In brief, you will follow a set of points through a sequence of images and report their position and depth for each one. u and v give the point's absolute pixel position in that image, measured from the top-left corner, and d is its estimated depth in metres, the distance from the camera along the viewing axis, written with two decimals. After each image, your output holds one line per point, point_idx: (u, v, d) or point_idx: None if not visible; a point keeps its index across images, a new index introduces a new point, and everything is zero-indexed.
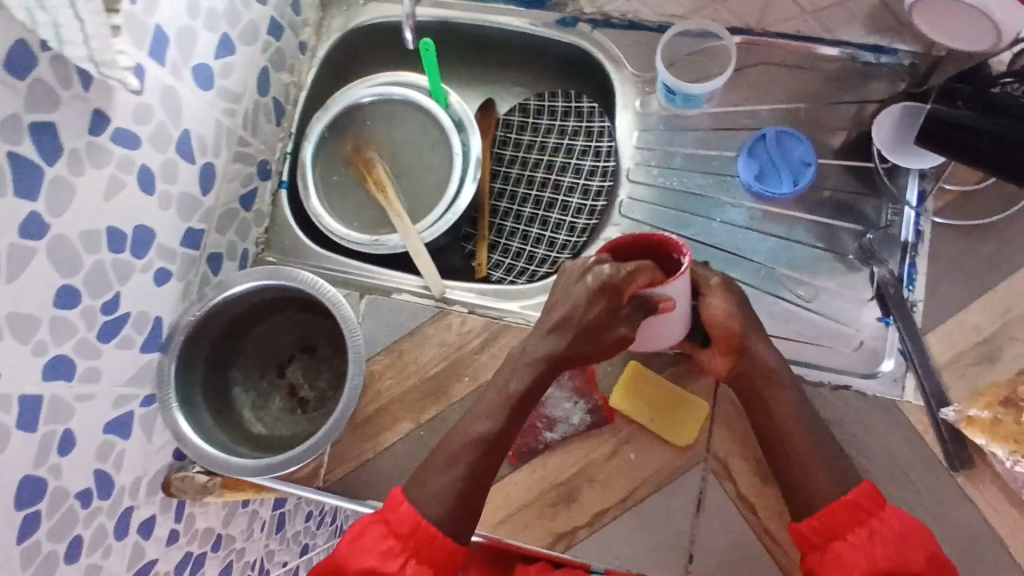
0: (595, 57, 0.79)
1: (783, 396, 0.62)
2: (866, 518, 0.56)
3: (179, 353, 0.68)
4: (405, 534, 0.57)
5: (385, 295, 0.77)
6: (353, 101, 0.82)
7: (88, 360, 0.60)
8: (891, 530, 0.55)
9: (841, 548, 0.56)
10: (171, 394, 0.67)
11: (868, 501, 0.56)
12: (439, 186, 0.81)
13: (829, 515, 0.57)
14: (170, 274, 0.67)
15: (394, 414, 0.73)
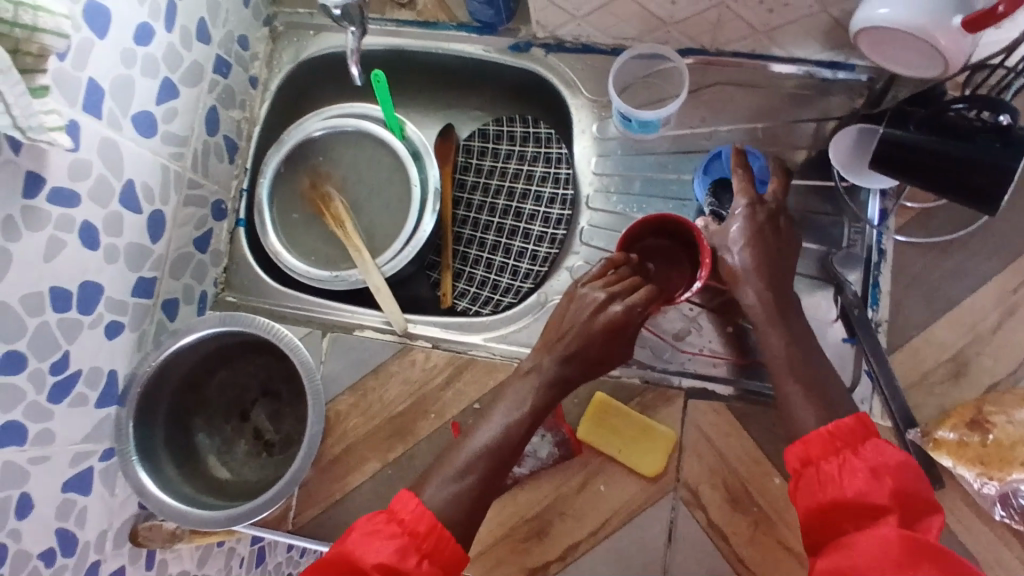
0: (550, 82, 0.78)
1: (774, 335, 0.61)
2: (844, 449, 0.51)
3: (136, 407, 0.67)
4: (421, 533, 0.52)
5: (347, 332, 0.76)
6: (307, 135, 0.81)
7: (39, 423, 0.59)
8: (865, 462, 0.50)
9: (813, 476, 0.52)
10: (131, 446, 0.66)
11: (855, 430, 0.52)
12: (400, 217, 0.80)
13: (810, 443, 0.53)
14: (123, 325, 0.66)
15: (362, 453, 0.73)
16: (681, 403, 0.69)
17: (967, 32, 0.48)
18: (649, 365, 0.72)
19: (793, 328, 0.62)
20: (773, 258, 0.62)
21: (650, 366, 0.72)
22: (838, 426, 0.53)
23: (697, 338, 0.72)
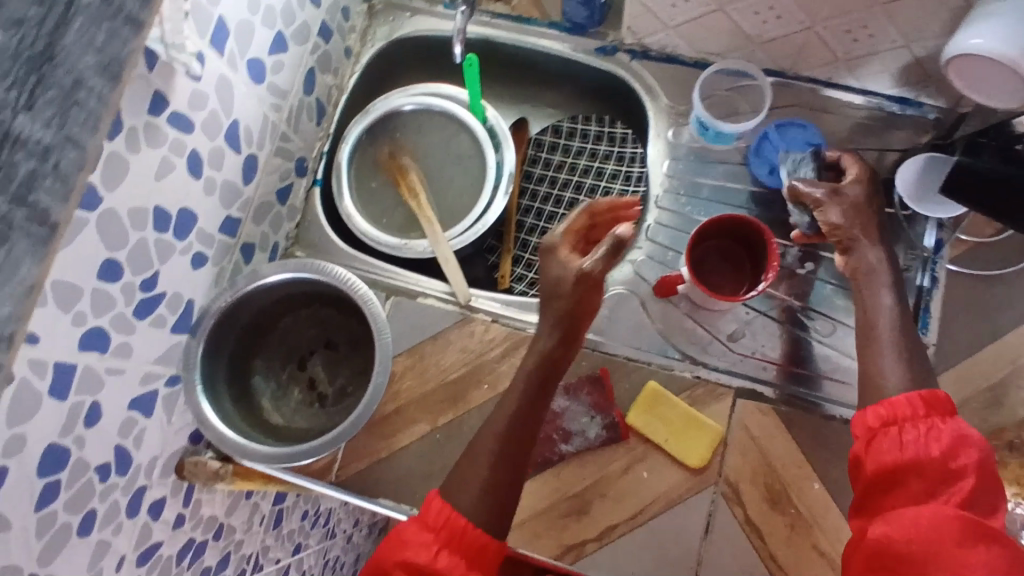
0: (630, 86, 0.82)
1: (877, 295, 0.63)
2: (927, 419, 0.54)
3: (207, 338, 0.69)
4: (440, 528, 0.55)
5: (410, 298, 0.78)
6: (393, 108, 0.85)
7: (121, 335, 0.60)
8: (950, 435, 0.53)
9: (893, 435, 0.54)
10: (196, 377, 0.67)
11: (938, 404, 0.55)
12: (472, 196, 0.84)
13: (891, 405, 0.56)
14: (206, 258, 0.68)
15: (413, 414, 0.74)
16: (730, 401, 0.71)
17: None
18: (701, 362, 0.74)
19: (891, 290, 0.63)
20: (868, 213, 0.66)
21: (701, 363, 0.74)
22: (929, 395, 0.56)
23: (750, 341, 0.74)
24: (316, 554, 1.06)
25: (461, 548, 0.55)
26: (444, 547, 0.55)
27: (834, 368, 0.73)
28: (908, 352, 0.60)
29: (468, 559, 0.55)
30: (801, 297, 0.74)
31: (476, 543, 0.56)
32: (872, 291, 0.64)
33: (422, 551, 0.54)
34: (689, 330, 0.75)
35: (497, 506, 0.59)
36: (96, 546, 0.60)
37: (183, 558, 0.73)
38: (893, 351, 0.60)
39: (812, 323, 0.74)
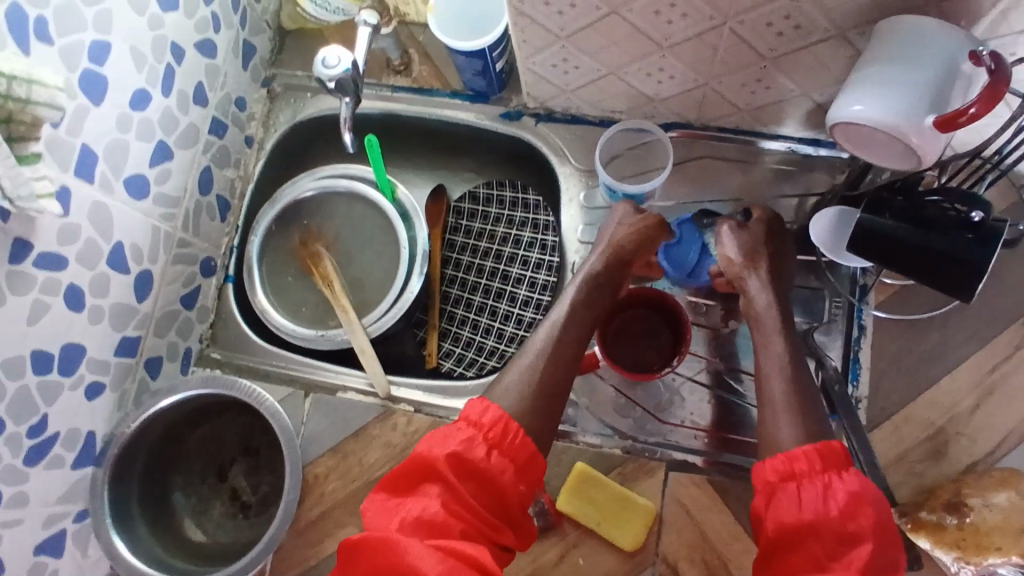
0: (537, 149, 0.79)
1: (771, 344, 0.63)
2: (824, 473, 0.52)
3: (112, 468, 0.67)
4: (488, 425, 0.54)
5: (329, 393, 0.76)
6: (299, 194, 0.82)
7: (14, 485, 0.58)
8: (846, 489, 0.50)
9: (791, 492, 0.52)
10: (105, 511, 0.65)
11: (834, 454, 0.53)
12: (388, 277, 0.81)
13: (787, 459, 0.54)
14: (103, 386, 0.66)
15: (339, 519, 0.71)
16: (662, 475, 0.69)
17: (939, 130, 0.49)
18: (633, 436, 0.71)
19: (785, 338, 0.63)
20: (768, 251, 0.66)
21: (633, 438, 0.71)
22: (826, 447, 0.53)
23: (678, 410, 0.71)
24: None
25: (507, 453, 0.54)
26: (493, 450, 0.53)
27: None
28: (801, 412, 0.58)
29: (516, 465, 0.54)
30: (728, 358, 0.72)
31: (523, 445, 0.55)
32: (768, 339, 0.63)
33: (469, 448, 0.53)
34: (620, 403, 0.72)
35: (535, 421, 0.58)
36: None
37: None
38: (789, 411, 0.58)
39: (743, 385, 0.71)
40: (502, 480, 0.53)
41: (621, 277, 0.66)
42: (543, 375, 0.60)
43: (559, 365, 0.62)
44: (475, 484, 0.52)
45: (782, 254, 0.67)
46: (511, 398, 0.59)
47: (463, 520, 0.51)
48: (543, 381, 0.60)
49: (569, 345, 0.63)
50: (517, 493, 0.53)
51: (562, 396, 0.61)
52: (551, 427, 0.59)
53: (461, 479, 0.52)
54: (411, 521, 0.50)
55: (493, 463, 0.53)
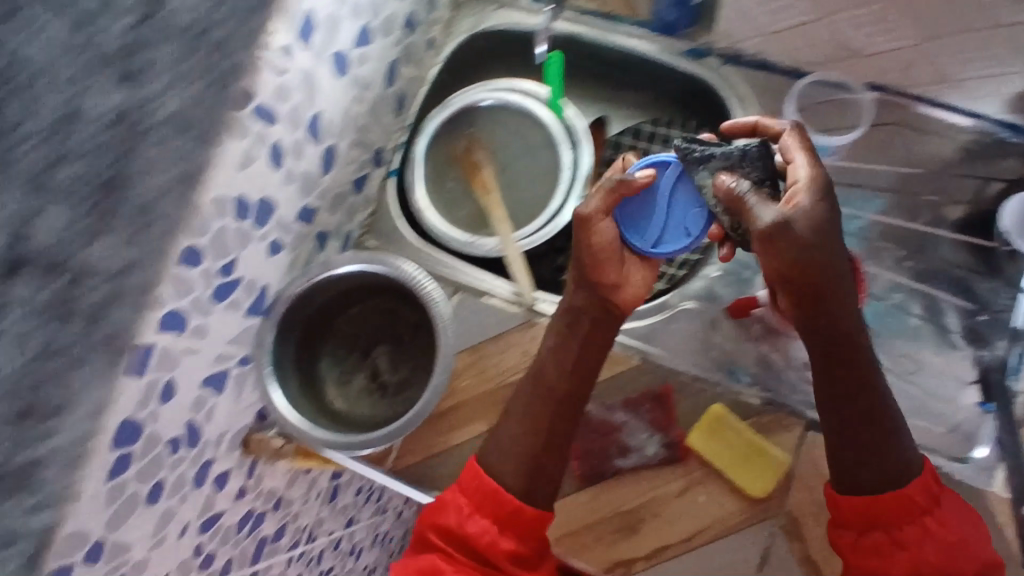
0: (718, 92, 0.78)
1: (869, 373, 0.58)
2: (924, 515, 0.55)
3: (277, 323, 0.70)
4: (473, 503, 0.60)
5: (475, 296, 0.78)
6: (471, 102, 0.84)
7: (200, 316, 0.59)
8: (946, 530, 0.55)
9: (883, 536, 0.56)
10: (266, 359, 0.69)
11: (928, 487, 0.56)
12: (545, 196, 0.82)
13: (876, 498, 0.56)
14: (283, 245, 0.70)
15: (469, 413, 0.75)
16: (800, 432, 0.69)
17: None
18: (773, 390, 0.71)
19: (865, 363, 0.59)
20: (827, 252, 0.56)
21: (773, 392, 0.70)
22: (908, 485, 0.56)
23: None
24: (366, 522, 1.12)
25: (501, 522, 0.59)
26: (476, 511, 0.60)
27: (918, 410, 0.68)
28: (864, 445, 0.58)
29: (499, 520, 0.59)
30: (884, 329, 0.71)
31: (508, 504, 0.59)
32: (863, 368, 0.59)
33: (455, 513, 0.60)
34: (761, 356, 0.72)
35: (542, 439, 0.63)
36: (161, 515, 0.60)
37: (243, 528, 0.75)
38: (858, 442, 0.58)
39: (897, 360, 0.70)
40: (486, 541, 0.59)
41: (579, 330, 0.65)
42: (520, 432, 0.63)
43: (548, 390, 0.65)
44: (494, 509, 0.60)
45: (829, 239, 0.56)
46: (508, 452, 0.63)
47: (496, 531, 0.59)
48: (530, 405, 0.65)
49: (547, 370, 0.65)
50: (530, 509, 0.60)
51: (559, 422, 0.64)
52: (557, 440, 0.64)
53: (482, 502, 0.60)
54: (435, 527, 0.60)
55: (473, 531, 0.59)
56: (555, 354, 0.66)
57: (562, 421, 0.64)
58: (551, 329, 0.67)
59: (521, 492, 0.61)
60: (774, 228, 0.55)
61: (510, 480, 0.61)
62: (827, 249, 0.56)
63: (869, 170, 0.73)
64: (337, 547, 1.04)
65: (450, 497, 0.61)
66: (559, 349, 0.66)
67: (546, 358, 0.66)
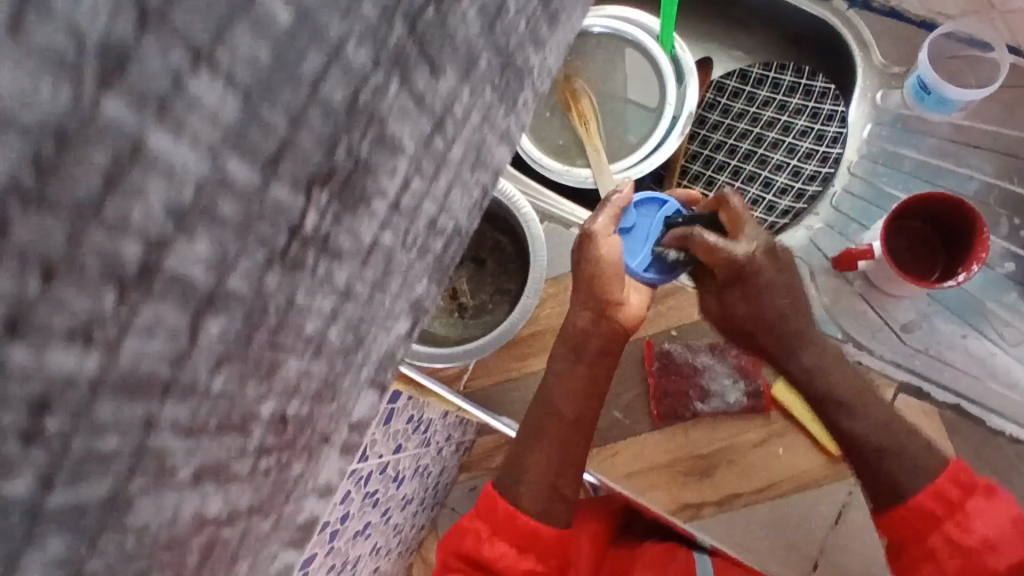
0: (840, 36, 0.75)
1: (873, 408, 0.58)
2: (943, 522, 0.50)
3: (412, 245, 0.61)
4: (493, 523, 0.55)
5: (564, 225, 0.76)
6: (582, 28, 0.80)
7: None
8: (969, 534, 0.48)
9: (921, 555, 0.50)
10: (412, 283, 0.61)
11: (955, 488, 0.50)
12: (645, 132, 0.80)
13: (911, 512, 0.52)
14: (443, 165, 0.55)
15: (547, 343, 0.75)
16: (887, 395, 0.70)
17: None
18: (866, 347, 0.70)
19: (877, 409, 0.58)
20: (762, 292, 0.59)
21: (864, 348, 0.70)
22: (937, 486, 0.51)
23: (927, 335, 0.70)
24: (412, 457, 1.03)
25: (520, 544, 0.54)
26: (495, 535, 0.54)
27: (1011, 382, 0.69)
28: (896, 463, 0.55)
29: (519, 545, 0.54)
30: (992, 298, 0.69)
31: (525, 527, 0.54)
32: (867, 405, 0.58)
33: (473, 537, 0.54)
34: (860, 312, 0.70)
35: (559, 462, 0.58)
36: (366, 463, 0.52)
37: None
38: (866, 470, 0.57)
39: (1000, 331, 0.69)
40: (507, 564, 0.53)
41: (588, 353, 0.56)
42: (537, 458, 0.57)
43: (560, 417, 0.57)
44: (510, 533, 0.54)
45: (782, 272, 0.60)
46: (529, 480, 0.57)
47: (516, 554, 0.53)
48: (551, 406, 0.58)
49: (559, 404, 0.57)
50: (551, 530, 0.55)
51: (572, 448, 0.58)
52: (574, 468, 0.58)
53: (500, 530, 0.54)
54: (455, 555, 0.55)
55: (494, 552, 0.53)
56: (561, 379, 0.57)
57: (572, 449, 0.59)
58: (555, 364, 0.58)
59: (539, 510, 0.56)
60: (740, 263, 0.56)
61: (528, 497, 0.56)
62: (776, 277, 0.59)
63: (987, 133, 0.71)
64: (383, 472, 0.94)
65: (469, 521, 0.56)
66: (565, 370, 0.57)
67: (551, 384, 0.58)
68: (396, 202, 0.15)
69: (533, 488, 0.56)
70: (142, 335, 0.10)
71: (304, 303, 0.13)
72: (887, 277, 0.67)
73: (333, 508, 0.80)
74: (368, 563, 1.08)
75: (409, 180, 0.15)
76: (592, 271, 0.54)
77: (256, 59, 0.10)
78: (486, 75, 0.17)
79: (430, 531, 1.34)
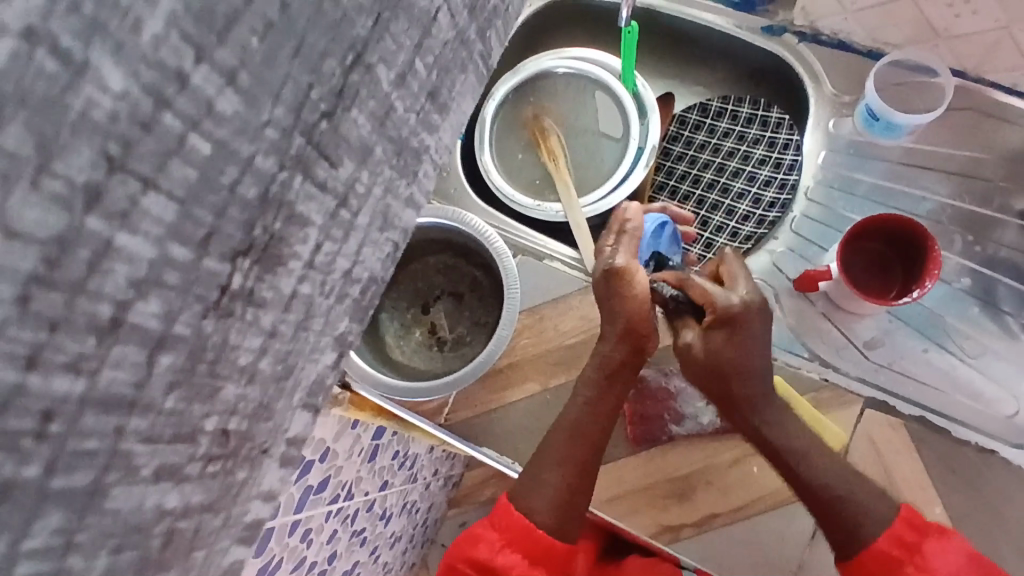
0: (795, 70, 0.79)
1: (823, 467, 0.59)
2: (905, 565, 0.52)
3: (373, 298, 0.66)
4: (507, 529, 0.57)
5: (537, 258, 0.79)
6: (548, 69, 0.85)
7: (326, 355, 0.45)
8: (931, 575, 0.51)
9: None
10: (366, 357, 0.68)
11: (911, 530, 0.54)
12: (611, 166, 0.83)
13: (873, 556, 0.54)
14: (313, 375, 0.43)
15: (524, 373, 0.77)
16: (859, 409, 0.72)
17: None
18: (832, 365, 0.72)
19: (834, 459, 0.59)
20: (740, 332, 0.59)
21: (831, 366, 0.72)
22: (896, 526, 0.54)
23: (889, 351, 0.72)
24: (398, 492, 1.03)
25: (532, 557, 0.57)
26: (508, 546, 0.57)
27: (976, 394, 0.71)
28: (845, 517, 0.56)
29: (531, 557, 0.57)
30: (952, 313, 0.72)
31: (539, 541, 0.57)
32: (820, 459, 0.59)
33: (488, 547, 0.57)
34: (822, 330, 0.73)
35: (577, 482, 0.60)
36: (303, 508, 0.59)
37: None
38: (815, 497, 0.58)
39: (959, 343, 0.72)
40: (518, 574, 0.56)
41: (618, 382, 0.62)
42: (563, 477, 0.60)
43: (586, 437, 0.61)
44: (523, 539, 0.57)
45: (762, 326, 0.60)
46: (546, 494, 0.59)
47: (527, 565, 0.56)
48: (579, 419, 0.62)
49: (584, 422, 0.62)
50: (563, 545, 0.58)
51: (591, 471, 0.61)
52: (589, 489, 0.61)
53: (514, 539, 0.57)
54: (469, 562, 0.57)
55: (506, 560, 0.56)
56: (593, 404, 0.62)
57: (589, 473, 0.61)
58: (584, 386, 0.63)
59: (552, 525, 0.58)
60: (733, 312, 0.58)
61: (542, 510, 0.58)
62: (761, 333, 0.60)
63: (939, 154, 0.75)
64: (370, 510, 0.94)
65: (485, 528, 0.59)
66: (596, 395, 0.62)
67: (580, 407, 0.62)
68: (313, 259, 0.16)
69: (552, 505, 0.59)
70: (114, 366, 0.12)
71: (236, 340, 0.15)
72: (848, 297, 0.70)
73: (316, 549, 0.81)
74: None
75: (322, 243, 0.16)
76: (630, 312, 0.59)
77: (188, 178, 0.12)
78: (384, 160, 0.17)
79: (421, 567, 1.34)
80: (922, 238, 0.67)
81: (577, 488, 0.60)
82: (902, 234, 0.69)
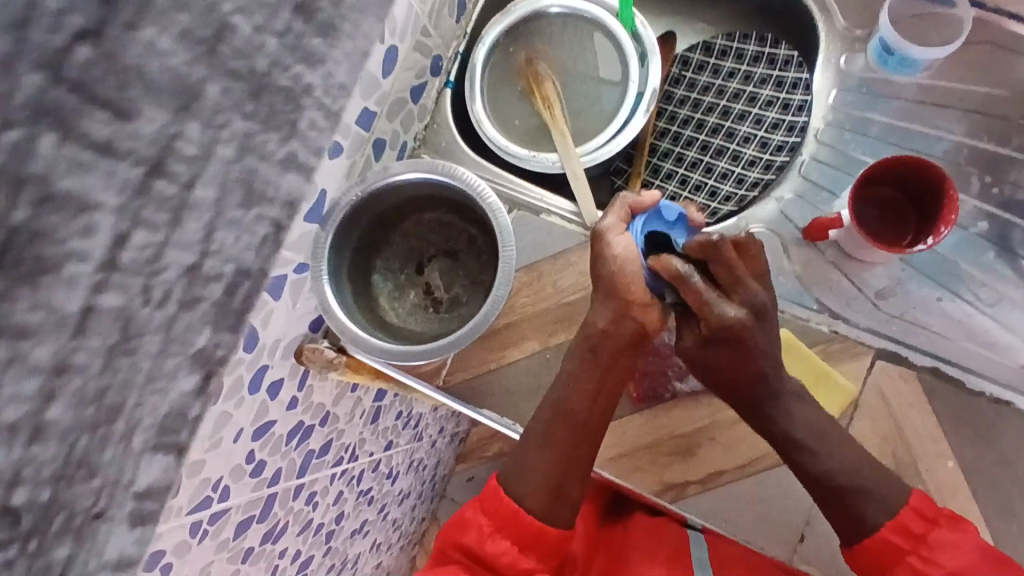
0: (803, 3, 0.75)
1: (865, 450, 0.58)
2: (908, 554, 0.53)
3: (334, 231, 0.62)
4: (493, 512, 0.58)
5: (534, 213, 0.77)
6: (540, 8, 0.80)
7: (263, 420, 0.58)
8: (933, 567, 0.52)
9: None
10: (333, 321, 0.63)
11: (919, 520, 0.54)
12: (607, 111, 0.79)
13: (877, 546, 0.54)
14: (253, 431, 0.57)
15: (523, 331, 0.74)
16: (869, 361, 0.68)
17: None
18: (841, 316, 0.69)
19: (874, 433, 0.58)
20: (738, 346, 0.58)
21: (841, 318, 0.69)
22: (900, 521, 0.54)
23: (901, 301, 0.69)
24: (404, 451, 1.02)
25: (520, 540, 0.57)
26: (497, 531, 0.57)
27: (991, 342, 0.68)
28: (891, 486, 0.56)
29: (521, 543, 0.57)
30: (967, 259, 0.69)
31: (529, 527, 0.57)
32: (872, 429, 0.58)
33: (475, 533, 0.57)
34: (832, 281, 0.70)
35: (565, 462, 0.59)
36: (269, 448, 0.61)
37: (291, 440, 0.65)
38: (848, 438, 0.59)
39: (975, 291, 0.69)
40: (507, 562, 0.56)
41: (603, 356, 0.61)
42: (547, 459, 0.59)
43: (572, 416, 0.60)
44: (512, 527, 0.57)
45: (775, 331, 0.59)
46: (534, 477, 0.59)
47: (517, 552, 0.56)
48: (571, 396, 0.61)
49: (572, 399, 0.61)
50: (553, 530, 0.57)
51: (581, 449, 0.60)
52: (582, 468, 0.60)
53: (502, 528, 0.57)
54: (455, 547, 0.58)
55: (494, 549, 0.56)
56: (577, 381, 0.61)
57: (578, 454, 0.60)
58: (571, 361, 0.62)
59: (539, 509, 0.58)
60: (731, 325, 0.56)
61: (531, 494, 0.58)
62: (764, 337, 0.58)
63: (955, 91, 0.71)
64: (376, 471, 0.94)
65: (470, 511, 0.59)
66: (581, 373, 0.61)
67: (565, 387, 0.61)
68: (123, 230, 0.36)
69: (540, 491, 0.58)
70: None
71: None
72: (858, 245, 0.67)
73: (322, 511, 0.81)
74: (370, 558, 1.09)
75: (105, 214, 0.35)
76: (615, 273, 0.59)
77: None
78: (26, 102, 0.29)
79: (432, 522, 1.35)
80: (944, 180, 0.63)
81: (567, 466, 0.59)
82: (923, 179, 0.65)
